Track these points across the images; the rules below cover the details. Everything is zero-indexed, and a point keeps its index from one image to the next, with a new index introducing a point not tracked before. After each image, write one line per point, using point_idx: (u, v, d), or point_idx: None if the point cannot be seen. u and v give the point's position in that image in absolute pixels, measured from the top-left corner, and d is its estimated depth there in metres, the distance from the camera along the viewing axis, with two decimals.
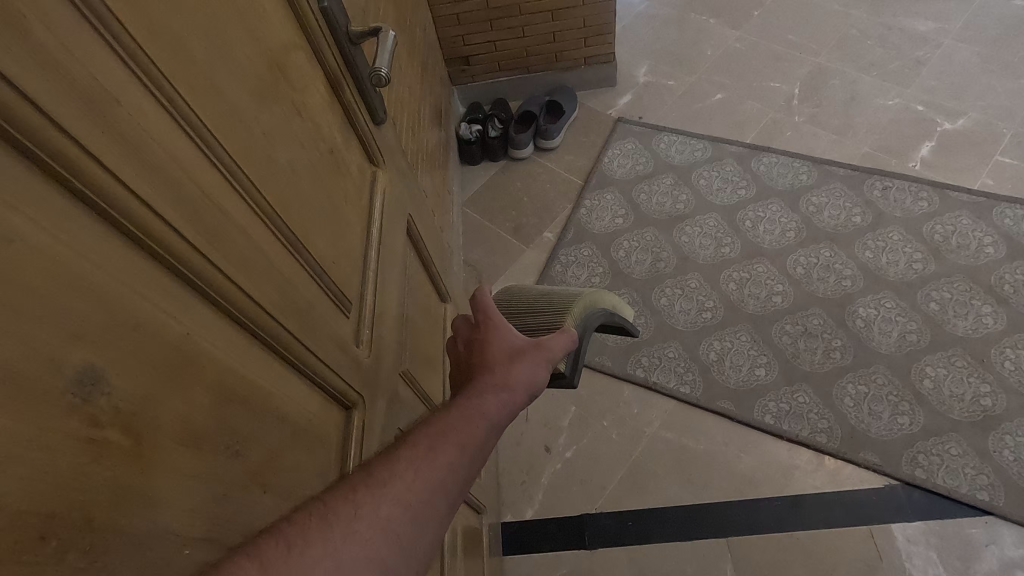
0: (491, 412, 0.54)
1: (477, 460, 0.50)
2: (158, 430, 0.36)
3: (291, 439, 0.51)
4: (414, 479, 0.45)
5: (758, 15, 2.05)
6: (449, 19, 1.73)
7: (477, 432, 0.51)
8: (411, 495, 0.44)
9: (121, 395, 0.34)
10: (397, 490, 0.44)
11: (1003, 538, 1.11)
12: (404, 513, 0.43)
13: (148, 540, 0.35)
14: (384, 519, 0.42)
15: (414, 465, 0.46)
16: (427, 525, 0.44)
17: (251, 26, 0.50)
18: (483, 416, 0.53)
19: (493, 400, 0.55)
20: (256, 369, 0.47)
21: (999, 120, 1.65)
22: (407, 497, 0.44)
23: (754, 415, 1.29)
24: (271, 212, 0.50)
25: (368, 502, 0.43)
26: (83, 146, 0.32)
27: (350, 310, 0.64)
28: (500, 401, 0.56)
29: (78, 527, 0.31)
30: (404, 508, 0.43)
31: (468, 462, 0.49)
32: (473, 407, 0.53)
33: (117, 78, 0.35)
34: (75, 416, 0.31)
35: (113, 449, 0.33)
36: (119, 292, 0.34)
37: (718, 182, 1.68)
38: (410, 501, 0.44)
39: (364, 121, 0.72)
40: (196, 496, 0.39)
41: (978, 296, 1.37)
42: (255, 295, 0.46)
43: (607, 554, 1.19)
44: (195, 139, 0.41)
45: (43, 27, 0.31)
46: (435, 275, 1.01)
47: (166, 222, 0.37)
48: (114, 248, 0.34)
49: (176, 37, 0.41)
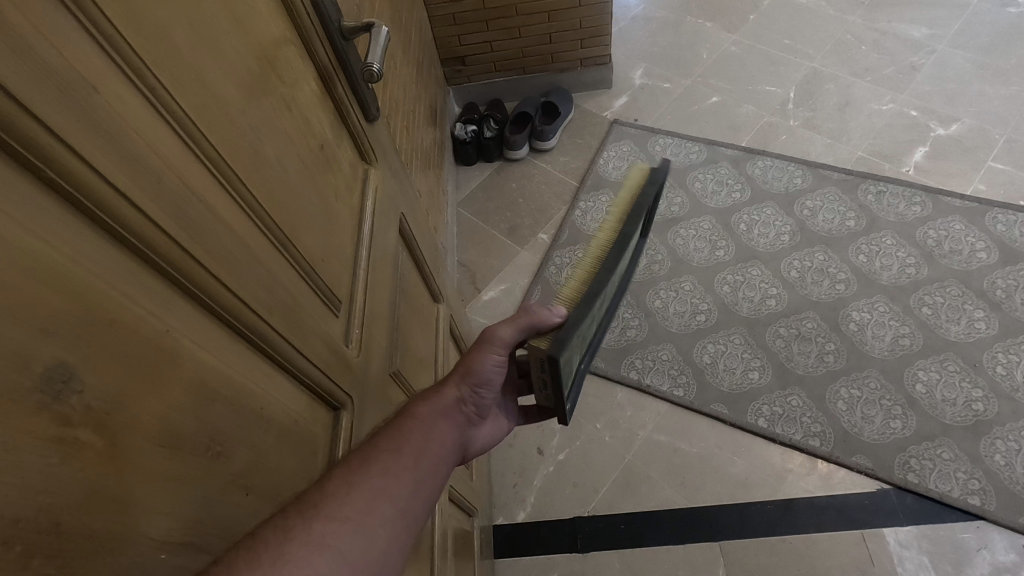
0: (422, 411, 0.60)
1: (412, 459, 0.55)
2: (136, 429, 0.33)
3: (277, 440, 0.48)
4: (348, 493, 0.48)
5: (754, 19, 2.05)
6: (444, 20, 1.72)
7: (404, 435, 0.57)
8: (345, 509, 0.47)
9: (95, 392, 0.31)
10: (329, 509, 0.46)
11: (994, 543, 1.11)
12: (343, 527, 0.46)
13: (120, 545, 0.31)
14: (321, 539, 0.43)
15: (346, 479, 0.49)
16: (373, 533, 0.47)
17: (238, 16, 0.48)
18: (416, 419, 0.59)
19: (422, 405, 0.61)
20: (242, 370, 0.44)
21: (991, 126, 1.66)
22: (342, 512, 0.46)
23: (748, 418, 1.29)
24: (258, 207, 0.47)
25: (298, 528, 0.43)
26: (49, 126, 0.29)
27: (339, 310, 0.62)
28: (430, 406, 0.62)
29: (44, 532, 0.28)
30: (337, 522, 0.45)
31: (405, 465, 0.54)
32: (405, 417, 0.59)
33: (95, 66, 0.33)
34: (43, 414, 0.28)
35: (85, 450, 0.30)
36: (86, 276, 0.31)
37: (712, 185, 1.68)
38: (348, 514, 0.46)
39: (354, 117, 0.70)
40: (177, 501, 0.36)
41: (970, 301, 1.38)
42: (241, 293, 0.43)
43: (599, 557, 1.19)
44: (180, 133, 0.39)
45: (17, 10, 0.28)
46: (428, 276, 1.00)
47: (144, 214, 0.35)
48: (87, 241, 0.31)
49: (160, 27, 0.38)
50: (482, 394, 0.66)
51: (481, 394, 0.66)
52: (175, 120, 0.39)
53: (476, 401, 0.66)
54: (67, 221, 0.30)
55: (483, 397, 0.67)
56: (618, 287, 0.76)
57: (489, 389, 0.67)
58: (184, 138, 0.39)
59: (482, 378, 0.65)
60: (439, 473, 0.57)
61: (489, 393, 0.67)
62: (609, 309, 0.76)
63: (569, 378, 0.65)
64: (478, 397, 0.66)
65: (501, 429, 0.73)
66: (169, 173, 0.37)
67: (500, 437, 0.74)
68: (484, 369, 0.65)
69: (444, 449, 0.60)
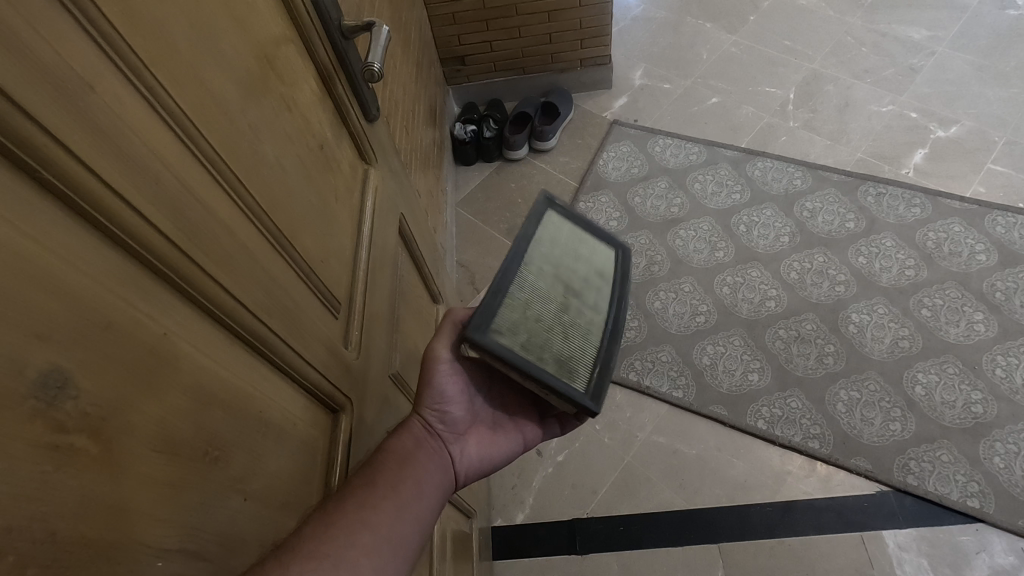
0: (391, 443, 0.60)
1: (390, 487, 0.55)
2: (134, 434, 0.33)
3: (276, 443, 0.47)
4: (325, 532, 0.47)
5: (754, 20, 2.05)
6: (444, 19, 1.72)
7: (379, 466, 0.56)
8: (324, 545, 0.46)
9: (90, 398, 0.30)
10: (308, 549, 0.45)
11: (993, 545, 1.11)
12: (323, 564, 0.45)
13: (116, 555, 0.31)
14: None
15: (324, 518, 0.49)
16: (356, 567, 0.47)
17: (239, 16, 0.48)
18: (387, 451, 0.59)
19: (392, 438, 0.61)
20: (240, 374, 0.43)
21: (991, 129, 1.66)
22: (321, 551, 0.46)
23: (747, 420, 1.29)
24: (258, 210, 0.47)
25: (276, 570, 0.42)
26: (48, 130, 0.29)
27: (339, 312, 0.61)
28: (398, 437, 0.62)
29: (39, 541, 0.27)
30: (317, 560, 0.45)
31: (383, 495, 0.54)
32: (377, 453, 0.59)
33: (93, 67, 0.32)
34: (38, 420, 0.28)
35: (81, 457, 0.30)
36: (84, 280, 0.31)
37: (713, 186, 1.68)
38: (327, 552, 0.46)
39: (354, 116, 0.70)
40: (174, 507, 0.35)
41: (969, 304, 1.37)
42: (240, 296, 0.43)
43: (597, 558, 1.18)
44: (179, 134, 0.39)
45: (17, 12, 0.28)
46: (427, 276, 0.99)
47: (141, 216, 0.34)
48: (86, 243, 0.31)
49: (157, 23, 0.38)
50: (447, 410, 0.67)
51: (445, 410, 0.67)
52: (174, 120, 0.38)
53: (441, 419, 0.66)
54: (65, 223, 0.30)
55: (448, 412, 0.67)
56: (594, 277, 0.75)
57: (453, 402, 0.67)
58: (182, 137, 0.39)
59: (438, 395, 0.66)
60: (420, 497, 0.57)
61: (452, 408, 0.67)
62: (601, 293, 0.74)
63: (557, 360, 0.64)
64: (444, 414, 0.67)
65: (498, 441, 0.71)
66: (167, 173, 0.37)
67: (514, 447, 0.73)
68: (437, 385, 0.66)
69: (424, 473, 0.59)
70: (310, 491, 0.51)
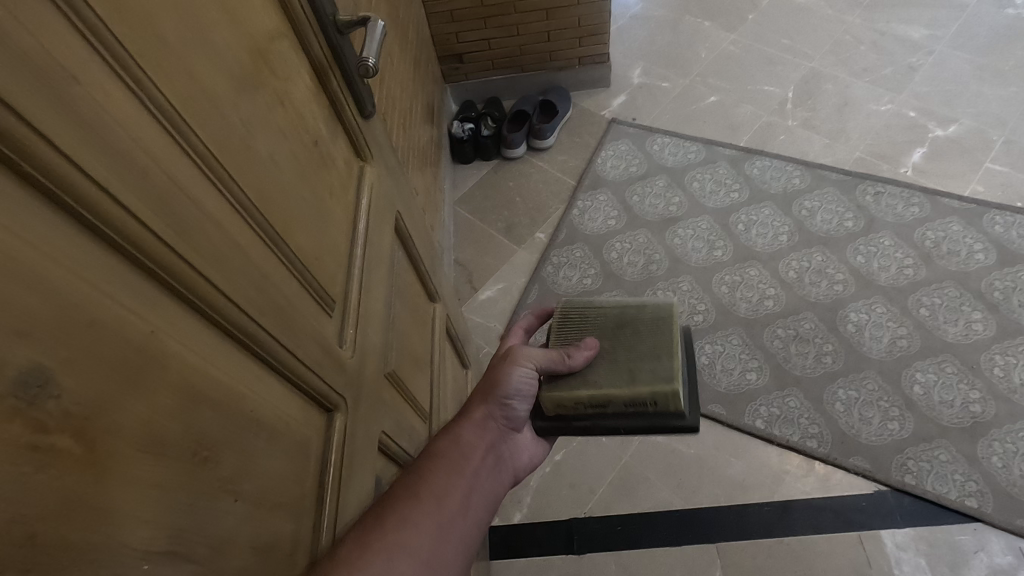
0: (441, 447, 0.63)
1: (434, 503, 0.57)
2: (119, 435, 0.32)
3: (269, 443, 0.46)
4: (360, 555, 0.50)
5: (753, 18, 2.04)
6: (443, 16, 1.71)
7: (425, 478, 0.59)
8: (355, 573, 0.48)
9: (72, 397, 0.30)
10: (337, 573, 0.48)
11: (991, 545, 1.10)
12: None
13: (101, 557, 0.30)
14: None
15: (358, 541, 0.51)
16: None
17: (229, 6, 0.47)
18: (436, 456, 0.62)
19: (442, 440, 0.64)
20: (232, 372, 0.43)
21: (990, 128, 1.65)
22: None
23: (745, 419, 1.28)
24: (250, 205, 0.46)
25: None
26: (28, 121, 0.28)
27: (333, 310, 0.60)
28: (451, 439, 0.64)
29: (19, 545, 0.26)
30: None
31: (424, 511, 0.56)
32: (427, 457, 0.62)
33: (79, 59, 0.32)
34: (16, 420, 0.27)
35: (63, 457, 0.29)
36: (67, 276, 0.30)
37: (711, 185, 1.67)
38: None
39: (349, 111, 0.69)
40: (161, 507, 0.34)
41: (968, 303, 1.37)
42: (231, 294, 0.42)
43: (595, 559, 1.17)
44: (168, 128, 0.38)
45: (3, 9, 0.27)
46: (424, 275, 0.99)
47: (128, 212, 0.33)
48: (70, 241, 0.30)
49: (146, 16, 0.37)
50: (513, 406, 0.67)
51: (512, 407, 0.67)
52: (162, 113, 0.37)
53: (506, 413, 0.67)
54: (46, 218, 0.29)
55: (515, 410, 0.68)
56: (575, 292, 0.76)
57: (521, 400, 0.67)
58: (172, 133, 0.38)
59: (511, 390, 0.66)
60: (467, 511, 0.60)
61: (520, 405, 0.68)
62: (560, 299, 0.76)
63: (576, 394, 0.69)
64: (509, 411, 0.67)
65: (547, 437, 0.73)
66: (156, 168, 0.36)
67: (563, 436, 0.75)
68: (511, 385, 0.66)
69: (474, 481, 0.62)
70: (304, 492, 0.51)
